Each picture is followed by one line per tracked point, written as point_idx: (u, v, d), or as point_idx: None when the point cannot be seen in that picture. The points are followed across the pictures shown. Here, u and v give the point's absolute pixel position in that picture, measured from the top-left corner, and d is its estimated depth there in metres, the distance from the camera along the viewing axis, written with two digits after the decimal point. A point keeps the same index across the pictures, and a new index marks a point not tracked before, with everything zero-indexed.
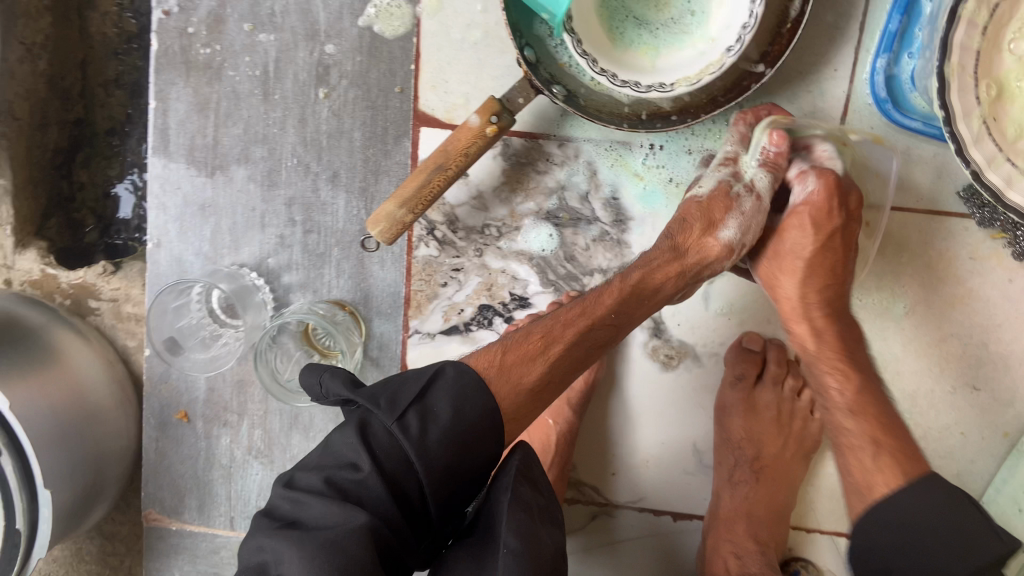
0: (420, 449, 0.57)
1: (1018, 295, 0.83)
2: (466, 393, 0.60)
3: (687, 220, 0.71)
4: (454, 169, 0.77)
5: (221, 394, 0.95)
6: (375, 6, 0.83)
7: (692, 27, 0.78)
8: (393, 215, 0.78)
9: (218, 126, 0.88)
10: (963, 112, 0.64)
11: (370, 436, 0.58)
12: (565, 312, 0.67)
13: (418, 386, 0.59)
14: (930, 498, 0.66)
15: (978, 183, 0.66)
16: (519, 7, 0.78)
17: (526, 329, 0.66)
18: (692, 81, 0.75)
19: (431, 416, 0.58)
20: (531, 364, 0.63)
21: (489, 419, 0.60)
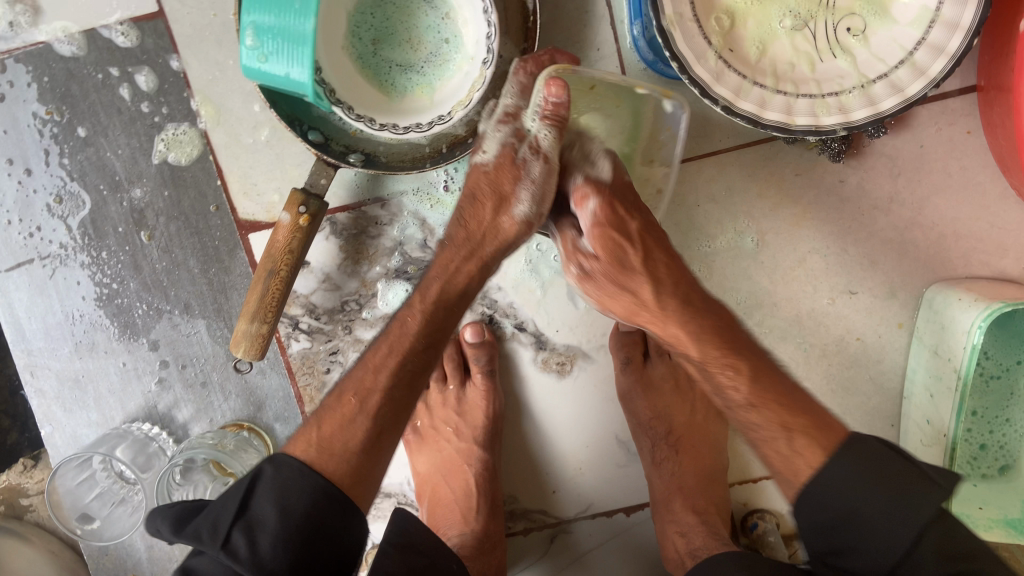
0: (254, 565, 0.57)
1: (854, 193, 0.85)
2: (288, 486, 0.60)
3: (476, 197, 0.70)
4: (285, 270, 0.76)
5: (162, 547, 0.96)
6: (162, 140, 0.85)
7: (452, 53, 0.80)
8: (249, 332, 0.77)
9: (63, 300, 0.89)
10: (695, 57, 0.65)
11: (204, 573, 0.58)
12: (374, 352, 0.66)
13: (237, 501, 0.59)
14: (866, 463, 0.60)
15: (735, 116, 0.66)
16: (288, 98, 0.79)
17: (339, 391, 0.65)
18: (465, 103, 0.76)
19: (256, 527, 0.58)
20: (352, 426, 0.63)
21: (321, 501, 0.60)
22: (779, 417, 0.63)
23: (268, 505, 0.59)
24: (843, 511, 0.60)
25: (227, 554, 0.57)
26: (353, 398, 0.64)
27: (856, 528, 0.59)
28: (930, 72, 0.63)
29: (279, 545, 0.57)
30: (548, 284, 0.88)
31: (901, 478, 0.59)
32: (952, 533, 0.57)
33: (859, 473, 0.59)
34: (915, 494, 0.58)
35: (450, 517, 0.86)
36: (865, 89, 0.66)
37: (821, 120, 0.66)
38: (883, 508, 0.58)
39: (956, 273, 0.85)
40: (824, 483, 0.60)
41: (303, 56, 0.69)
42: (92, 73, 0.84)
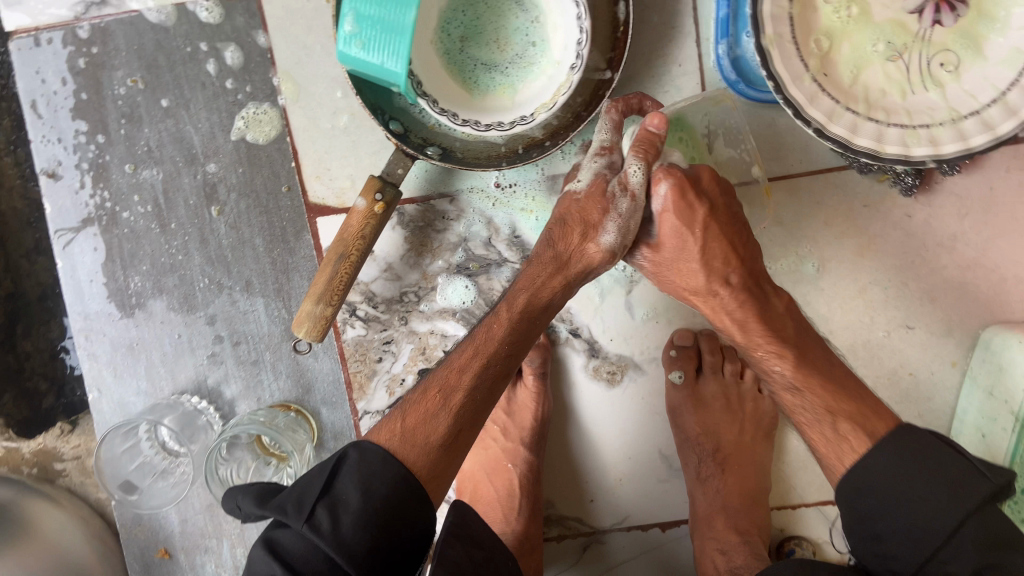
0: (336, 540, 0.57)
1: (920, 228, 0.85)
2: (373, 471, 0.61)
3: (567, 221, 0.70)
4: (356, 255, 0.77)
5: (195, 522, 0.96)
6: (242, 117, 0.86)
7: (537, 57, 0.80)
8: (313, 313, 0.77)
9: (126, 267, 0.90)
10: (791, 77, 0.66)
11: (282, 546, 0.58)
12: (460, 354, 0.68)
13: (323, 479, 0.61)
14: (903, 449, 0.63)
15: (826, 139, 0.67)
16: (373, 87, 0.79)
17: (423, 387, 0.67)
18: (548, 106, 0.77)
19: (340, 505, 0.59)
20: (434, 419, 0.64)
21: (402, 486, 0.61)
22: (827, 399, 0.68)
23: (353, 487, 0.60)
24: (892, 497, 0.62)
25: (312, 528, 0.57)
26: (437, 394, 0.66)
27: (901, 515, 0.62)
28: (1022, 112, 0.64)
29: (360, 525, 0.58)
30: (607, 293, 0.89)
31: (950, 466, 0.61)
32: (993, 526, 0.59)
33: (903, 460, 0.63)
34: (960, 482, 0.60)
35: (491, 516, 0.87)
36: (956, 124, 0.66)
37: (912, 151, 0.67)
38: (928, 493, 0.61)
39: (1014, 316, 0.86)
40: (873, 470, 0.64)
41: (400, 47, 0.69)
42: (181, 46, 0.85)
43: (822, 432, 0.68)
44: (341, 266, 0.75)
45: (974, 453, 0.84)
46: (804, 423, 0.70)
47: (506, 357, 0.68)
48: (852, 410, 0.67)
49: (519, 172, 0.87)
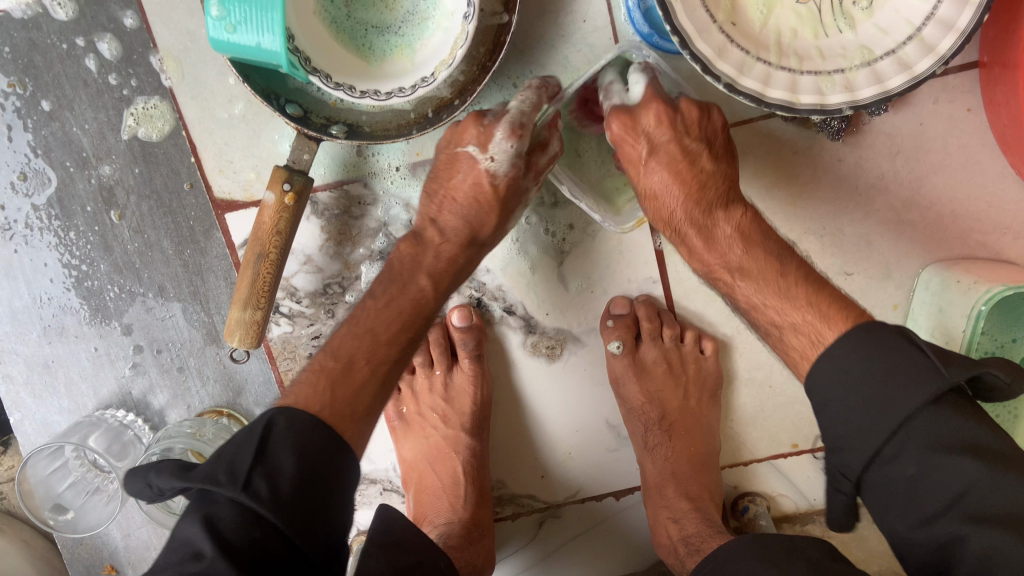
0: (276, 506, 0.51)
1: (851, 171, 0.83)
2: (302, 435, 0.55)
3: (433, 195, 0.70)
4: (275, 253, 0.72)
5: (139, 536, 0.92)
6: (132, 114, 0.81)
7: (430, 10, 0.74)
8: (242, 320, 0.73)
9: (30, 283, 0.85)
10: (697, 30, 0.62)
11: (220, 521, 0.50)
12: (370, 312, 0.65)
13: (253, 447, 0.53)
14: (867, 343, 0.55)
15: (737, 93, 0.63)
16: (262, 71, 0.74)
17: (330, 351, 0.63)
18: (448, 62, 0.71)
19: (276, 472, 0.52)
20: (363, 390, 0.61)
21: (333, 454, 0.56)
22: (773, 312, 0.63)
23: (287, 455, 0.53)
24: (850, 422, 0.55)
25: (248, 496, 0.50)
26: (366, 365, 0.62)
27: (850, 408, 0.55)
28: (938, 49, 0.60)
29: (301, 491, 0.52)
30: (538, 266, 0.85)
31: (895, 360, 0.54)
32: (952, 419, 0.51)
33: (858, 352, 0.55)
34: (905, 375, 0.53)
35: (438, 506, 0.84)
36: (872, 66, 0.63)
37: (826, 98, 0.64)
38: (884, 377, 0.53)
39: (953, 253, 0.84)
40: (844, 349, 0.56)
41: (274, 21, 0.65)
42: (56, 43, 0.79)
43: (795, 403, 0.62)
44: (261, 269, 0.71)
45: None
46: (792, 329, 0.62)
47: (408, 314, 0.66)
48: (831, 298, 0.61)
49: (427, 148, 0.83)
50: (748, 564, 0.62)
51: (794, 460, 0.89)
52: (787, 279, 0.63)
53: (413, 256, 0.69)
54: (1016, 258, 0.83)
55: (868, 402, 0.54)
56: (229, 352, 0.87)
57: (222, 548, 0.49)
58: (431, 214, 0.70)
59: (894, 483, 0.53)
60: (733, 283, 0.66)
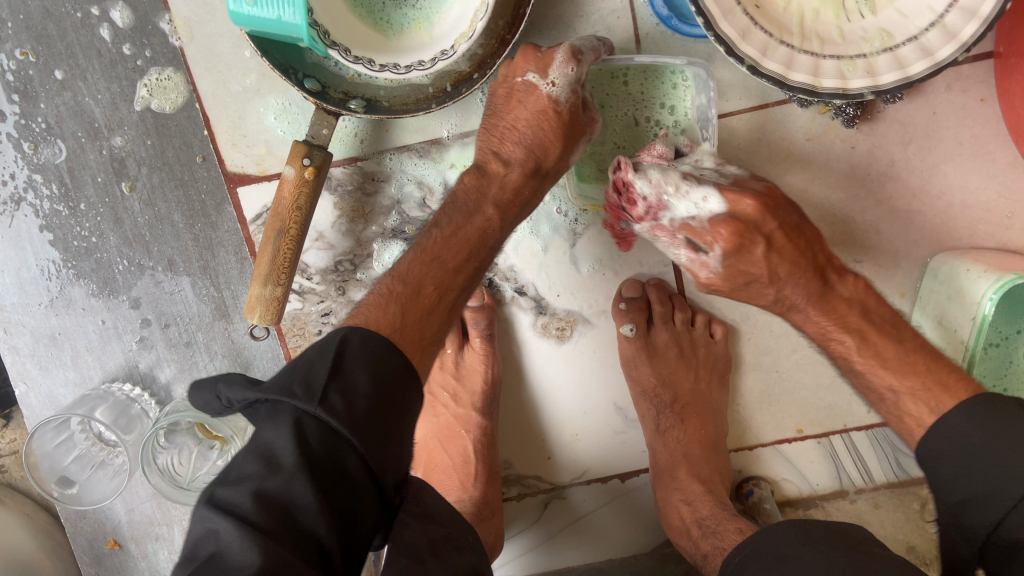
0: (351, 423, 0.51)
1: (864, 159, 0.83)
2: (376, 356, 0.56)
3: (491, 129, 0.70)
4: (295, 228, 0.71)
5: (142, 511, 0.91)
6: (145, 85, 0.80)
7: None
8: (262, 296, 0.73)
9: (38, 253, 0.84)
10: (722, 12, 0.62)
11: (304, 433, 0.50)
12: (437, 240, 0.65)
13: (329, 362, 0.54)
14: None
15: (760, 76, 0.63)
16: (281, 45, 0.73)
17: (403, 278, 0.63)
18: (468, 34, 0.70)
19: (352, 388, 0.53)
20: (431, 316, 0.62)
21: (406, 375, 0.57)
22: (889, 378, 0.64)
23: (362, 373, 0.54)
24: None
25: (326, 410, 0.51)
26: (434, 291, 0.63)
27: None
28: (961, 36, 0.60)
29: (376, 409, 0.53)
30: (550, 246, 0.85)
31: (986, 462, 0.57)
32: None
33: (981, 427, 0.59)
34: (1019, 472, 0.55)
35: (449, 484, 0.85)
36: (894, 51, 0.63)
37: (848, 83, 0.64)
38: None
39: (962, 241, 0.84)
40: (961, 440, 0.59)
41: None
42: (70, 11, 0.79)
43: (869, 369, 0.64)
44: (280, 244, 0.70)
45: None
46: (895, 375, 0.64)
47: (474, 243, 0.66)
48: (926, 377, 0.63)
49: (440, 127, 0.83)
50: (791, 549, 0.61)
51: (799, 446, 0.89)
52: (903, 345, 0.64)
53: (477, 188, 0.68)
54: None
55: None
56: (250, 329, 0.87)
57: (302, 459, 0.49)
58: (494, 146, 0.69)
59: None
60: (852, 347, 0.65)
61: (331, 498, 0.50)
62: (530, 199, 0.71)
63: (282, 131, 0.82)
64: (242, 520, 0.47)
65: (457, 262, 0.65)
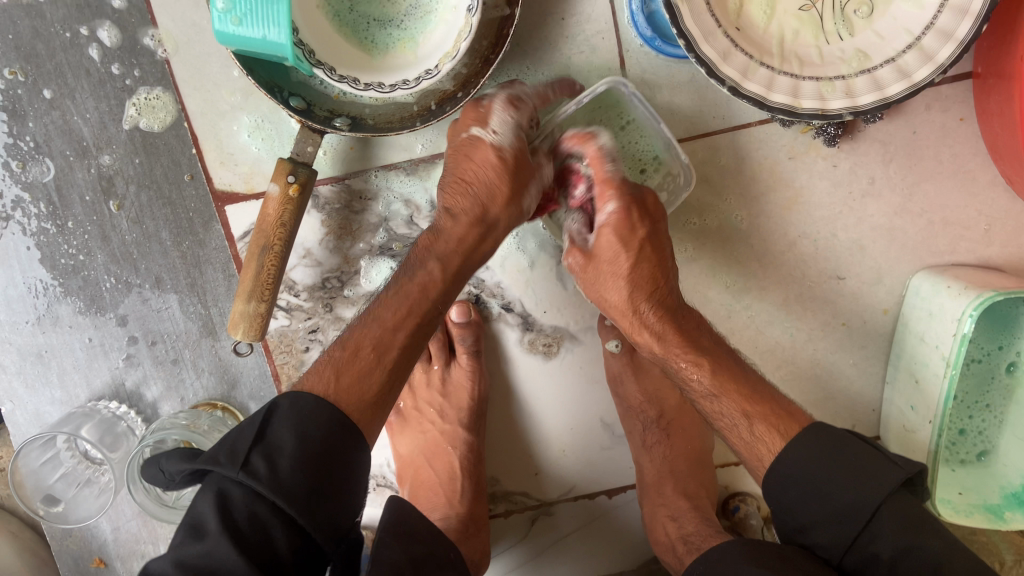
0: (274, 484, 0.54)
1: (846, 178, 0.84)
2: (309, 418, 0.58)
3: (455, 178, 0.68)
4: (279, 245, 0.72)
5: (129, 529, 0.91)
6: (134, 104, 0.81)
7: (433, 4, 0.75)
8: (247, 312, 0.73)
9: (25, 272, 0.85)
10: (703, 34, 0.63)
11: (229, 502, 0.54)
12: (382, 304, 0.65)
13: (253, 431, 0.57)
14: (824, 443, 0.62)
15: (740, 97, 0.64)
16: (267, 64, 0.74)
17: (347, 341, 0.63)
18: (451, 54, 0.71)
19: (274, 453, 0.56)
20: (372, 372, 0.63)
21: (337, 434, 0.59)
22: (740, 403, 0.66)
23: (287, 434, 0.57)
24: (848, 513, 0.60)
25: (248, 475, 0.54)
26: (373, 350, 0.63)
27: (814, 505, 0.62)
28: (937, 58, 0.62)
29: (300, 470, 0.56)
30: (536, 263, 0.86)
31: (861, 463, 0.61)
32: (904, 504, 0.59)
33: (815, 454, 0.62)
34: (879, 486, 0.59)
35: (433, 500, 0.85)
36: (871, 73, 0.65)
37: (827, 104, 0.65)
38: (845, 473, 0.60)
39: (943, 258, 0.85)
40: (800, 462, 0.62)
41: (280, 14, 0.64)
42: (59, 31, 0.79)
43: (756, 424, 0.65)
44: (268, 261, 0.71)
45: (911, 399, 0.84)
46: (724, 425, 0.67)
47: (419, 296, 0.66)
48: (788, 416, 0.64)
49: (424, 146, 0.84)
50: (738, 567, 0.63)
51: None
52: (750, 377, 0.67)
53: (428, 240, 0.68)
54: (1004, 265, 0.85)
55: (819, 500, 0.61)
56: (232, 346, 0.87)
57: (224, 526, 0.53)
58: (444, 203, 0.69)
59: (877, 563, 0.59)
60: (703, 382, 0.67)
61: (257, 560, 0.53)
62: (492, 246, 0.71)
63: (257, 147, 0.82)
64: None
65: (415, 302, 0.66)
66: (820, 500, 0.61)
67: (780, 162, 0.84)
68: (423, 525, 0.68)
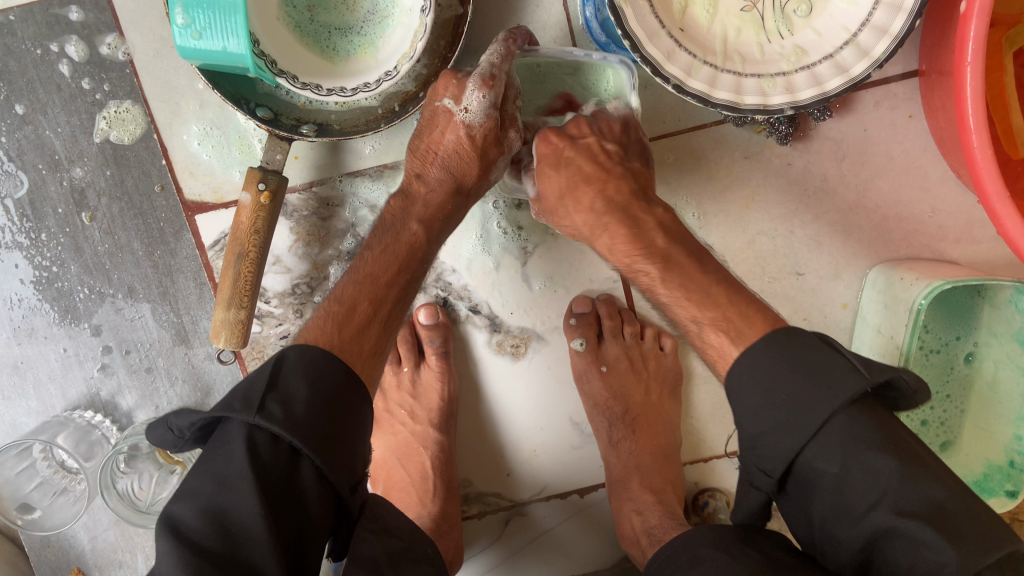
0: (291, 426, 0.55)
1: (801, 175, 0.86)
2: (317, 367, 0.60)
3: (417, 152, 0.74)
4: (254, 251, 0.74)
5: (106, 538, 0.92)
6: (104, 118, 0.83)
7: (389, 9, 0.77)
8: (227, 320, 0.75)
9: (1, 284, 0.86)
10: (647, 35, 0.66)
11: (251, 444, 0.54)
12: (371, 261, 0.70)
13: (266, 378, 0.58)
14: (785, 347, 0.59)
15: (685, 94, 0.68)
16: (232, 77, 0.77)
17: (339, 298, 0.67)
18: (409, 55, 0.73)
19: (291, 398, 0.57)
20: (368, 326, 0.67)
21: (345, 379, 0.61)
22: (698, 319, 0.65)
23: (299, 382, 0.59)
24: (779, 448, 0.56)
25: (265, 418, 0.55)
26: (369, 304, 0.67)
27: (762, 395, 0.58)
28: (873, 52, 0.65)
29: (315, 413, 0.57)
30: (503, 266, 0.88)
31: (790, 386, 0.57)
32: (871, 424, 0.54)
33: (779, 362, 0.58)
34: (811, 403, 0.55)
35: (406, 500, 0.86)
36: (811, 69, 0.68)
37: (769, 99, 0.68)
38: (801, 381, 0.57)
39: (898, 253, 0.87)
40: (762, 370, 0.59)
41: (237, 26, 0.66)
42: (30, 48, 0.82)
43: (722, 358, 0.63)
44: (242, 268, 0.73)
45: None
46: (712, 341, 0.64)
47: (405, 257, 0.71)
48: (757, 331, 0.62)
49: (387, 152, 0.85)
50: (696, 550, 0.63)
51: None
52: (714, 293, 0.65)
53: (401, 209, 0.73)
54: (959, 257, 0.87)
55: (780, 405, 0.57)
56: (215, 354, 0.88)
57: (251, 467, 0.53)
58: (416, 169, 0.73)
59: (822, 476, 0.54)
60: (655, 278, 0.68)
61: (275, 508, 0.53)
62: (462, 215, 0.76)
63: (207, 155, 0.84)
64: (190, 543, 0.51)
65: (393, 273, 0.70)
66: (781, 405, 0.57)
67: (736, 162, 0.86)
68: (401, 525, 0.68)
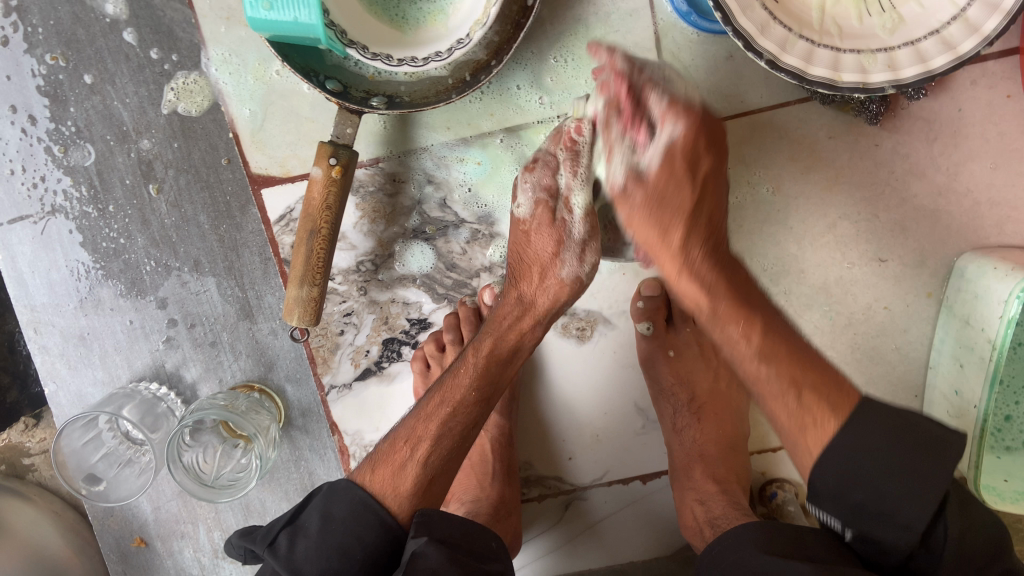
0: (290, 564, 0.63)
1: (889, 157, 0.82)
2: (338, 497, 0.66)
3: (523, 263, 0.76)
4: (326, 229, 0.73)
5: (168, 509, 0.92)
6: (172, 89, 0.82)
7: None
8: (299, 297, 0.74)
9: (67, 255, 0.86)
10: (740, 7, 0.62)
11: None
12: (427, 402, 0.70)
13: (293, 510, 0.67)
14: (880, 415, 0.59)
15: (779, 70, 0.64)
16: (301, 49, 0.75)
17: (391, 438, 0.69)
18: (482, 21, 0.71)
19: (300, 531, 0.64)
20: (404, 471, 0.67)
21: (359, 508, 0.65)
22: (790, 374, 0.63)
23: (315, 514, 0.65)
24: (840, 475, 0.59)
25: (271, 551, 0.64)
26: (405, 445, 0.68)
27: (871, 474, 0.58)
28: (983, 30, 0.61)
29: (312, 549, 0.63)
30: None
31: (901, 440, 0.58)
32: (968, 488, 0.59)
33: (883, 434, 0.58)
34: (925, 477, 0.56)
35: (467, 485, 0.85)
36: (915, 45, 0.63)
37: (869, 76, 0.64)
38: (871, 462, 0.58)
39: (989, 241, 0.83)
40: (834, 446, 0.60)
41: None
42: (99, 17, 0.81)
43: (786, 404, 0.62)
44: (315, 245, 0.72)
45: (954, 382, 0.82)
46: (765, 396, 0.64)
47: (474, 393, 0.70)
48: (816, 377, 0.63)
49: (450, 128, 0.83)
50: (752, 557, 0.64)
51: None
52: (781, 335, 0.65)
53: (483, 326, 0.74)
54: None
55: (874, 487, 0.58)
56: (280, 329, 0.88)
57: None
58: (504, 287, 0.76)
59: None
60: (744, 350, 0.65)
61: None
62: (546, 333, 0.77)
63: (226, 83, 0.82)
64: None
65: (446, 416, 0.69)
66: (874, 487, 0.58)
67: (819, 139, 0.83)
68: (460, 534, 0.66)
